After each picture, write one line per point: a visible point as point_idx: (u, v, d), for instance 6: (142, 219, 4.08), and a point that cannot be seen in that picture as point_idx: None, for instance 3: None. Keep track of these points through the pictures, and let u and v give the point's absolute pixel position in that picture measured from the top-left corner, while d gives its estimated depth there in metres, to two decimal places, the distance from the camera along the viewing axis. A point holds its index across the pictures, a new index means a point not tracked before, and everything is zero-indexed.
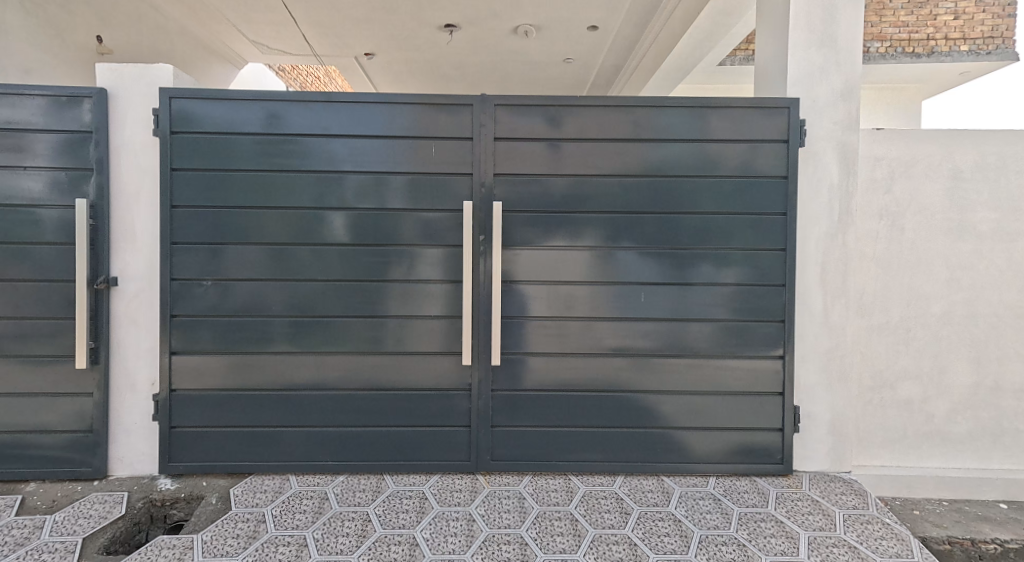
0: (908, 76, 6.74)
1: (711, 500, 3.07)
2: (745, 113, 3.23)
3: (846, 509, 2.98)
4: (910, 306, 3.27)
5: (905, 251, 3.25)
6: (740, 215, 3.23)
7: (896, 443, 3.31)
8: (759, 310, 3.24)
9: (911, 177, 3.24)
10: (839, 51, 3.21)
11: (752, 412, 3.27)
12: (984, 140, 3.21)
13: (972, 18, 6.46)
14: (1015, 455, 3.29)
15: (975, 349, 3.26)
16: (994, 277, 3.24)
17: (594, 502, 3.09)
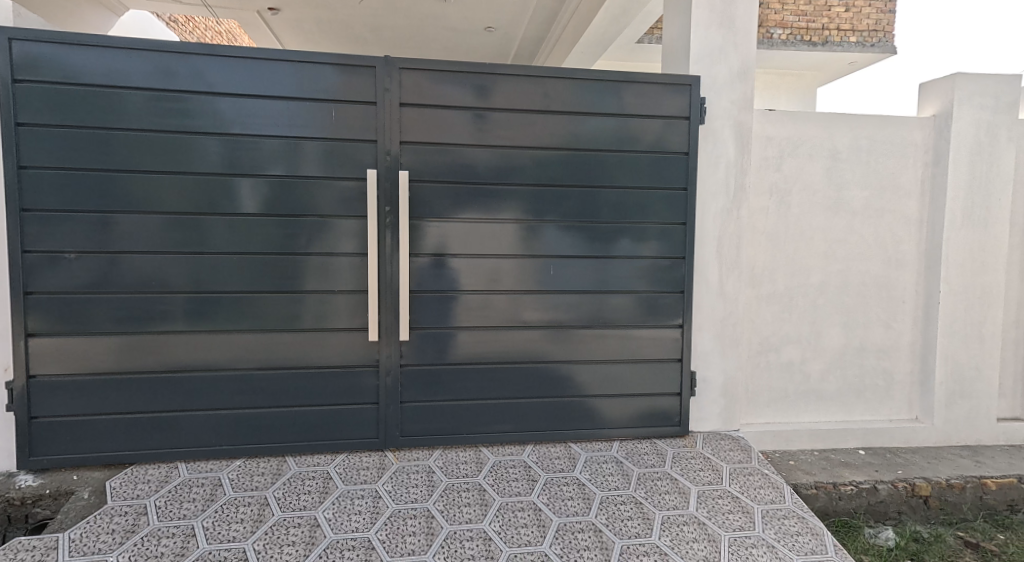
0: (803, 62, 7.24)
1: (613, 463, 3.22)
2: (652, 88, 3.29)
3: (732, 463, 3.24)
4: (794, 276, 3.56)
5: (791, 226, 3.52)
6: (647, 189, 3.32)
7: (777, 401, 3.63)
8: (663, 281, 3.37)
9: (796, 156, 3.49)
10: (737, 33, 3.34)
11: (655, 378, 3.43)
12: (859, 124, 3.51)
13: (860, 11, 7.10)
14: (874, 408, 3.72)
15: (845, 314, 3.62)
16: (864, 249, 3.60)
17: (502, 472, 3.13)
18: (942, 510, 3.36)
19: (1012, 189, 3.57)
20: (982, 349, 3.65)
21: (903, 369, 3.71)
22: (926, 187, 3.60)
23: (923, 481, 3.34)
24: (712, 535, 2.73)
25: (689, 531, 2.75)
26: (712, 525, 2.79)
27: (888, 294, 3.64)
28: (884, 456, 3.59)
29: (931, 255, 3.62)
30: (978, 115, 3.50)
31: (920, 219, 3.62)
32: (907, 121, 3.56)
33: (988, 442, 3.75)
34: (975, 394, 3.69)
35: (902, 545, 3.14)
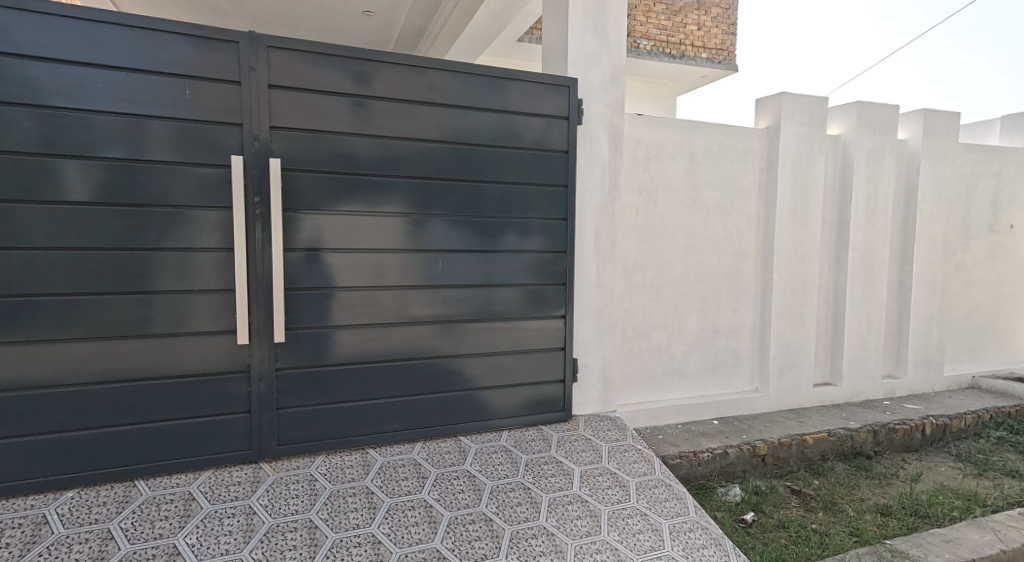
0: (662, 74, 8.16)
1: (502, 452, 3.30)
2: (534, 88, 3.40)
3: (610, 442, 3.48)
4: (660, 268, 3.95)
5: (657, 222, 3.90)
6: (529, 185, 3.43)
7: (647, 382, 4.02)
8: (547, 274, 3.51)
9: (660, 158, 3.87)
10: (609, 40, 3.58)
11: (540, 367, 3.57)
12: (711, 131, 3.98)
13: (709, 31, 8.45)
14: (724, 383, 4.25)
15: (701, 302, 4.09)
16: (716, 243, 4.09)
17: (391, 472, 3.04)
18: (774, 465, 3.93)
19: (823, 193, 4.29)
20: (803, 328, 4.33)
21: (746, 348, 4.29)
22: (762, 189, 4.20)
23: (761, 442, 3.88)
24: (593, 511, 2.91)
25: (573, 510, 2.91)
26: (594, 502, 2.98)
27: (733, 283, 4.18)
28: (733, 424, 4.10)
29: (766, 248, 4.21)
30: (798, 128, 4.13)
31: (758, 217, 4.21)
32: (746, 131, 4.10)
33: (807, 405, 4.48)
34: (797, 365, 4.37)
35: (746, 499, 3.62)
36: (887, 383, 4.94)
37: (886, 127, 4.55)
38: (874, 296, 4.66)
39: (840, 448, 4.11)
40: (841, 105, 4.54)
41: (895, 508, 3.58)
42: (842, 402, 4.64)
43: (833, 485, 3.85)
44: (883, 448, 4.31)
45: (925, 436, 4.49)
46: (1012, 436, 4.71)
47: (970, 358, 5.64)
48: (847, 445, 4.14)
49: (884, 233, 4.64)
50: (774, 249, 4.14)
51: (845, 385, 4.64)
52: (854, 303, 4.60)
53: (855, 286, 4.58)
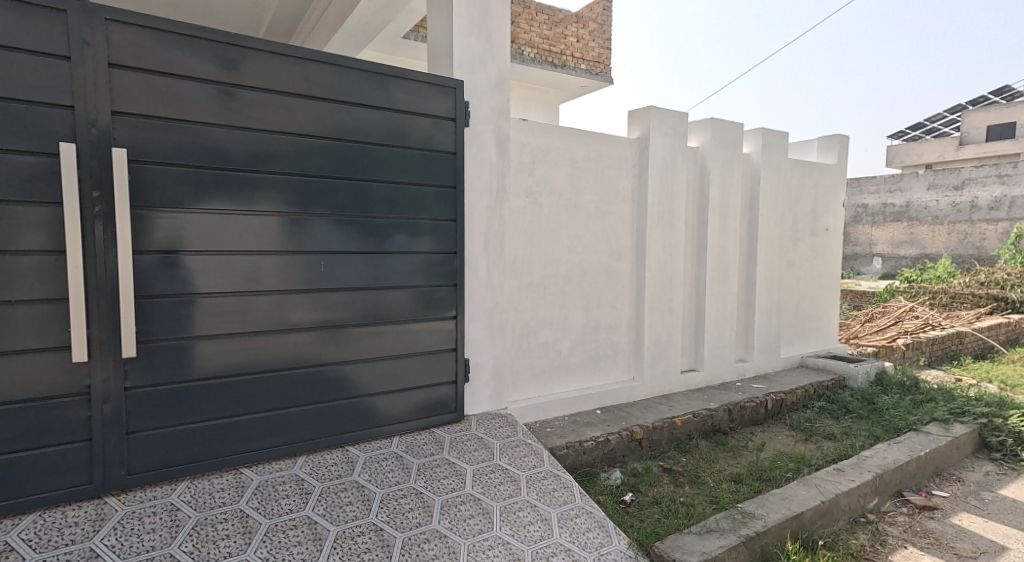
0: (551, 80, 8.97)
1: (393, 459, 3.20)
2: (420, 87, 3.36)
3: (502, 439, 3.53)
4: (547, 267, 4.14)
5: (543, 223, 4.09)
6: (415, 185, 3.36)
7: (536, 378, 4.16)
8: (435, 275, 3.48)
9: (545, 163, 4.06)
10: (494, 45, 3.65)
11: (432, 370, 3.53)
12: (590, 140, 4.25)
13: (588, 44, 9.06)
14: (606, 374, 4.54)
15: (585, 299, 4.34)
16: (596, 244, 4.37)
17: (270, 491, 2.80)
18: (648, 447, 4.26)
19: (685, 198, 4.73)
20: (670, 322, 4.75)
21: (624, 341, 4.62)
22: (636, 195, 4.55)
23: (638, 427, 4.19)
24: (486, 508, 2.94)
25: (466, 509, 2.91)
26: (485, 499, 3.01)
27: (612, 281, 4.49)
28: (614, 412, 4.38)
29: (639, 249, 4.56)
30: (664, 140, 4.53)
31: (633, 220, 4.56)
32: (620, 140, 4.40)
33: (675, 389, 4.94)
34: (667, 354, 4.78)
35: (625, 481, 3.87)
36: (738, 366, 5.60)
37: (733, 142, 5.18)
38: (727, 290, 5.27)
39: (702, 426, 4.57)
40: (698, 121, 5.10)
41: (745, 476, 4.06)
42: (704, 385, 5.18)
43: (697, 460, 4.26)
44: (736, 423, 4.86)
45: (768, 410, 5.15)
46: (831, 406, 5.57)
47: (799, 342, 6.54)
48: (708, 423, 4.61)
49: (734, 234, 5.25)
50: (647, 250, 4.50)
51: (706, 370, 5.19)
52: (711, 296, 5.16)
53: (711, 281, 5.15)
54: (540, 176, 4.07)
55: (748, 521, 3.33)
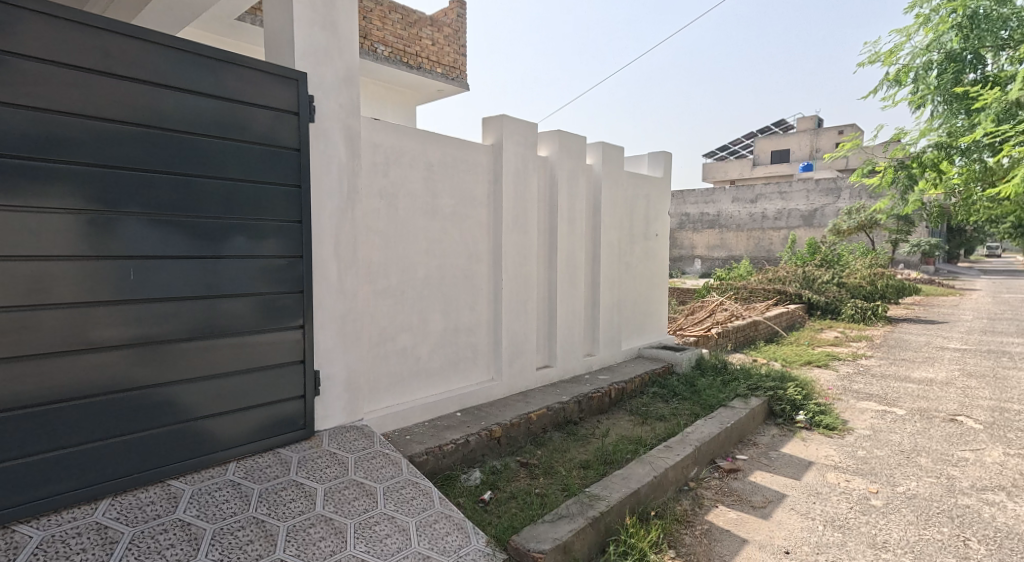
0: (404, 81, 8.82)
1: (228, 488, 2.80)
2: (256, 74, 3.06)
3: (356, 453, 3.29)
4: (404, 272, 4.03)
5: (398, 226, 3.97)
6: (252, 181, 3.04)
7: (396, 385, 4.05)
8: (279, 280, 3.19)
9: (398, 165, 3.94)
10: (341, 39, 3.45)
11: (276, 385, 3.22)
12: (445, 144, 4.23)
13: (442, 49, 9.11)
14: (465, 376, 4.56)
15: (445, 303, 4.34)
16: (453, 247, 4.37)
17: (60, 546, 2.29)
18: (507, 444, 4.32)
19: (536, 204, 4.94)
20: (525, 322, 4.93)
21: (483, 342, 4.69)
22: (490, 199, 4.65)
23: (496, 426, 4.23)
24: (338, 528, 2.69)
25: (315, 532, 2.64)
26: (339, 519, 2.75)
27: (470, 284, 4.52)
28: (474, 414, 4.39)
29: (495, 252, 4.68)
30: (518, 149, 4.70)
31: (488, 223, 4.64)
32: (475, 145, 4.47)
33: (531, 386, 5.09)
34: (524, 352, 4.95)
35: (485, 481, 3.85)
36: (587, 359, 5.93)
37: (578, 154, 5.46)
38: (575, 289, 5.55)
39: (556, 419, 4.76)
40: (546, 132, 5.30)
41: (593, 462, 4.26)
42: (557, 379, 5.41)
43: (551, 452, 4.37)
44: (585, 413, 5.13)
45: (612, 399, 5.51)
46: (661, 390, 6.11)
47: (637, 335, 7.10)
48: (560, 415, 4.80)
49: (581, 238, 5.56)
50: (502, 254, 4.63)
51: (559, 365, 5.42)
52: (563, 296, 5.41)
53: (562, 282, 5.39)
54: (395, 178, 3.94)
55: (594, 502, 3.52)
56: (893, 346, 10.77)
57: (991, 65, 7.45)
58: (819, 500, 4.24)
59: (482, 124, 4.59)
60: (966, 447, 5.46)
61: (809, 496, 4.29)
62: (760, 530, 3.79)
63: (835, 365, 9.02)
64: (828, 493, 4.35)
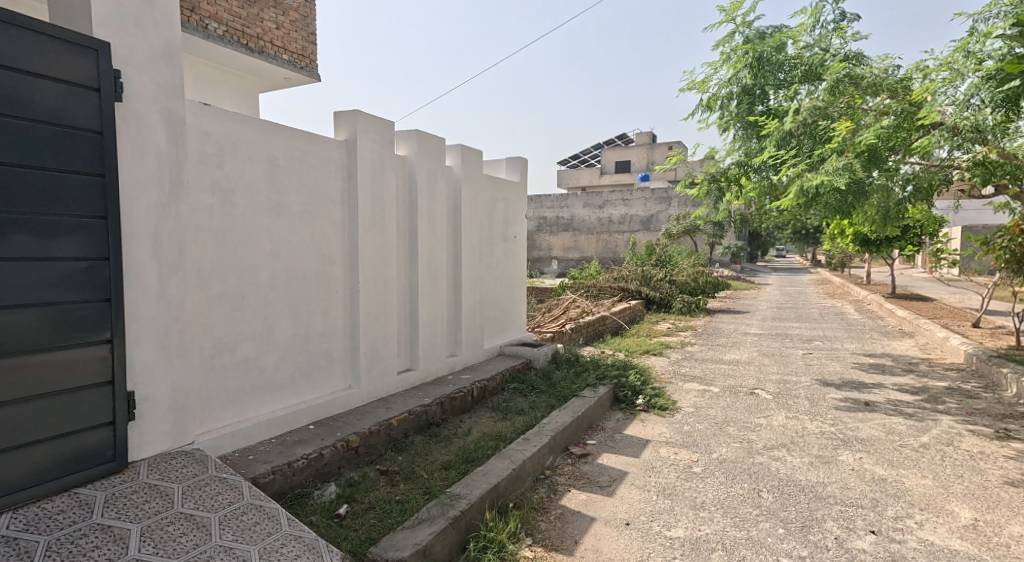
0: (243, 63, 8.45)
1: (8, 540, 2.46)
2: (49, 43, 2.84)
3: (182, 485, 3.09)
4: (243, 275, 3.95)
5: (236, 224, 3.89)
6: (42, 169, 2.79)
7: (237, 399, 3.95)
8: (79, 287, 2.94)
9: (234, 156, 3.87)
10: (156, 11, 3.34)
11: (75, 414, 2.92)
12: (291, 137, 4.23)
13: (289, 35, 8.82)
14: (318, 386, 4.54)
15: (293, 309, 4.30)
16: (303, 248, 4.37)
17: None
18: (366, 452, 4.35)
19: (395, 204, 5.12)
20: (384, 326, 5.05)
21: (338, 348, 4.72)
22: (344, 198, 4.71)
23: (353, 435, 4.26)
24: None
25: None
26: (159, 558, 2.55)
27: (323, 289, 4.54)
28: (329, 425, 4.39)
29: (352, 253, 4.75)
30: (373, 145, 4.83)
31: (342, 223, 4.70)
32: (328, 141, 4.53)
33: (392, 391, 5.19)
34: (383, 356, 5.05)
35: (342, 492, 3.84)
36: (449, 360, 6.11)
37: (436, 155, 5.66)
38: (437, 290, 5.75)
39: (417, 423, 4.90)
40: (404, 130, 5.40)
41: (455, 462, 4.42)
42: (419, 382, 5.54)
43: (413, 456, 4.47)
44: (447, 414, 5.32)
45: (473, 398, 5.75)
46: (522, 385, 6.52)
47: (499, 334, 7.44)
48: (422, 419, 4.95)
49: (441, 240, 5.79)
50: (359, 253, 4.72)
51: (421, 367, 5.56)
52: (425, 297, 5.56)
53: (424, 284, 5.55)
54: (230, 170, 3.86)
55: (455, 501, 3.69)
56: (710, 334, 12.40)
57: (774, 100, 8.98)
58: (653, 474, 4.83)
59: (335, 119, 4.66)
60: (761, 414, 6.56)
61: (646, 471, 4.87)
62: (607, 506, 4.22)
63: (666, 352, 10.21)
64: (661, 466, 4.99)
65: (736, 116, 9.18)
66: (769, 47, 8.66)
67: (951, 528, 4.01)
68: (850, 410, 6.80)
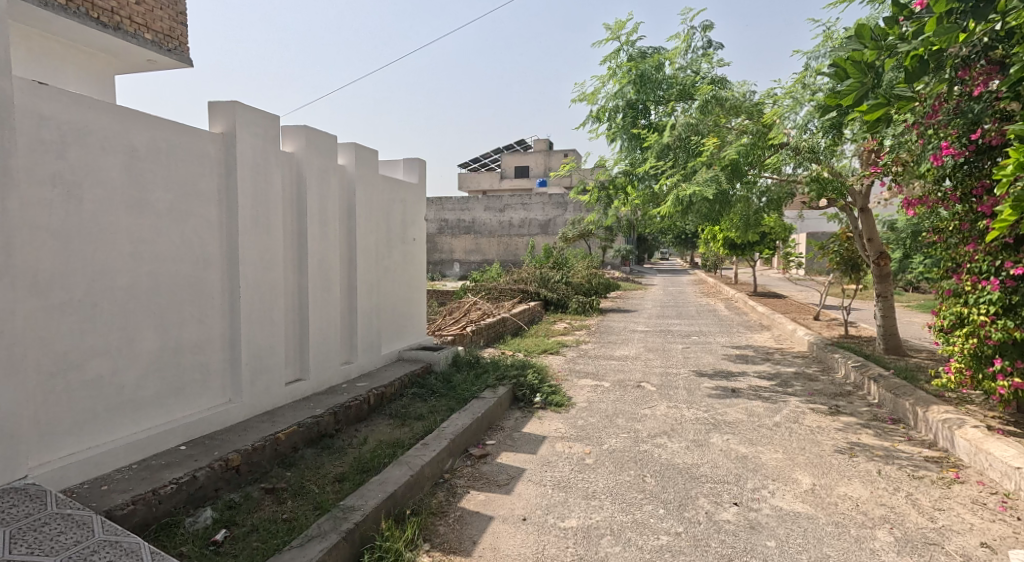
0: (98, 41, 8.20)
1: None
2: None
3: (15, 527, 2.78)
4: (95, 281, 3.73)
5: (86, 223, 3.68)
6: None
7: (87, 422, 3.70)
8: None
9: (82, 145, 3.65)
10: None
11: None
12: (155, 126, 4.12)
13: (152, 14, 8.77)
14: (189, 403, 4.41)
15: (157, 317, 4.15)
16: (172, 250, 4.24)
17: None
18: (248, 471, 4.23)
19: (280, 203, 5.18)
20: (272, 333, 5.08)
21: (216, 359, 4.65)
22: (221, 196, 4.65)
23: (233, 454, 4.14)
24: None
25: None
26: None
27: (197, 295, 4.45)
28: (205, 444, 4.26)
29: (230, 254, 4.72)
30: (253, 140, 4.84)
31: (218, 223, 4.64)
32: (203, 134, 4.49)
33: (279, 403, 5.17)
34: (269, 367, 5.06)
35: (220, 515, 3.70)
36: (344, 368, 6.16)
37: (327, 152, 5.79)
38: (330, 295, 5.86)
39: (308, 435, 4.86)
40: (291, 126, 5.45)
41: (349, 473, 4.38)
42: (309, 392, 5.56)
43: (302, 470, 4.41)
44: (341, 424, 5.32)
45: (370, 405, 5.80)
46: (421, 390, 6.66)
47: (397, 338, 7.55)
48: (313, 431, 4.93)
49: (333, 240, 5.91)
50: (239, 254, 4.71)
51: (312, 378, 5.60)
52: (314, 302, 5.64)
53: (313, 287, 5.62)
54: (79, 160, 3.66)
55: (348, 514, 3.63)
56: (603, 332, 13.20)
57: (654, 114, 9.83)
58: (549, 468, 5.02)
59: (210, 110, 4.64)
60: (645, 406, 7.20)
61: (542, 467, 5.05)
62: (504, 505, 4.29)
63: (562, 351, 10.77)
64: (557, 461, 5.19)
65: (621, 127, 9.97)
66: (649, 65, 9.56)
67: (795, 493, 4.55)
68: (719, 397, 7.63)
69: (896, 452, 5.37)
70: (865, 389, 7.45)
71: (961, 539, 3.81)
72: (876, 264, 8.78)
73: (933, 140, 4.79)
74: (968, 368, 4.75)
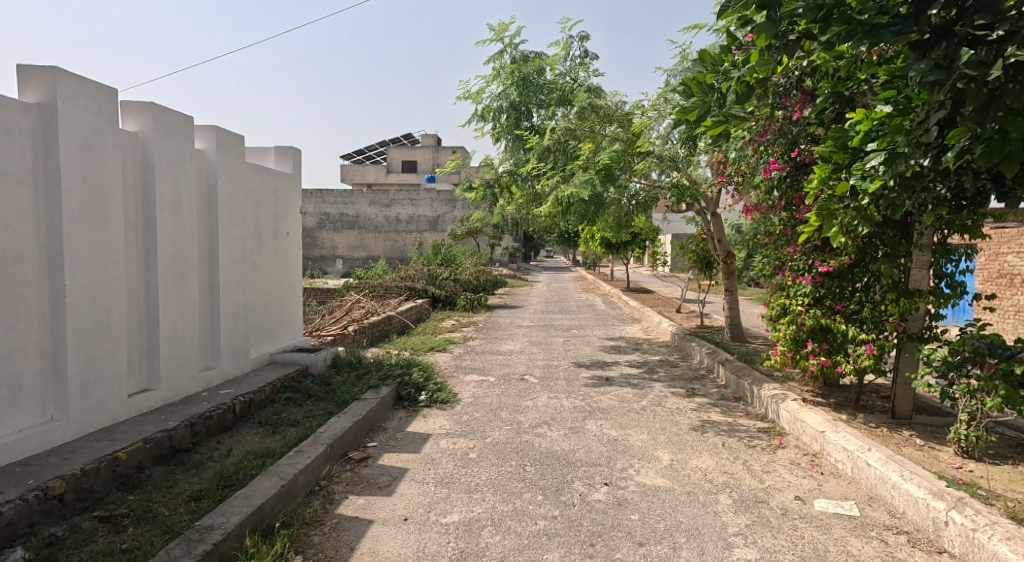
0: None
1: None
2: None
3: None
4: None
5: None
6: None
7: None
8: None
9: None
10: None
11: None
12: None
13: None
14: None
15: None
16: None
17: None
18: (75, 500, 3.74)
19: (119, 189, 4.71)
20: (110, 337, 4.62)
21: (32, 370, 4.10)
22: (36, 178, 4.13)
23: (54, 482, 3.62)
24: None
25: None
26: None
27: (5, 297, 3.92)
28: (14, 473, 3.70)
29: (50, 245, 4.21)
30: (81, 113, 4.35)
31: (32, 209, 4.11)
32: (11, 103, 3.94)
33: (119, 418, 4.73)
34: (106, 379, 4.59)
35: (33, 553, 3.14)
36: (203, 375, 5.86)
37: (180, 134, 5.50)
38: (185, 294, 5.56)
39: (157, 452, 4.48)
40: (136, 103, 5.11)
41: (207, 489, 4.07)
42: (160, 403, 5.22)
43: (148, 492, 4.00)
44: (199, 436, 5.01)
45: (235, 414, 5.55)
46: (296, 393, 6.46)
47: (267, 340, 7.27)
48: (163, 447, 4.55)
49: (186, 233, 5.58)
50: (62, 245, 4.21)
51: (162, 388, 5.25)
52: (164, 302, 5.29)
53: (165, 285, 5.30)
54: None
55: (205, 535, 3.35)
56: (489, 327, 13.55)
57: (536, 117, 10.30)
58: (431, 466, 5.19)
59: (21, 76, 4.07)
60: (527, 397, 7.57)
61: (424, 465, 5.20)
62: (385, 507, 4.33)
63: (449, 347, 10.97)
64: (440, 458, 5.37)
65: (505, 128, 10.30)
66: (532, 69, 10.04)
67: (656, 469, 5.10)
68: (595, 386, 8.20)
69: (736, 426, 6.15)
70: (715, 372, 8.40)
71: (780, 495, 4.46)
72: (725, 263, 9.88)
73: (764, 156, 5.66)
74: (789, 350, 5.55)
